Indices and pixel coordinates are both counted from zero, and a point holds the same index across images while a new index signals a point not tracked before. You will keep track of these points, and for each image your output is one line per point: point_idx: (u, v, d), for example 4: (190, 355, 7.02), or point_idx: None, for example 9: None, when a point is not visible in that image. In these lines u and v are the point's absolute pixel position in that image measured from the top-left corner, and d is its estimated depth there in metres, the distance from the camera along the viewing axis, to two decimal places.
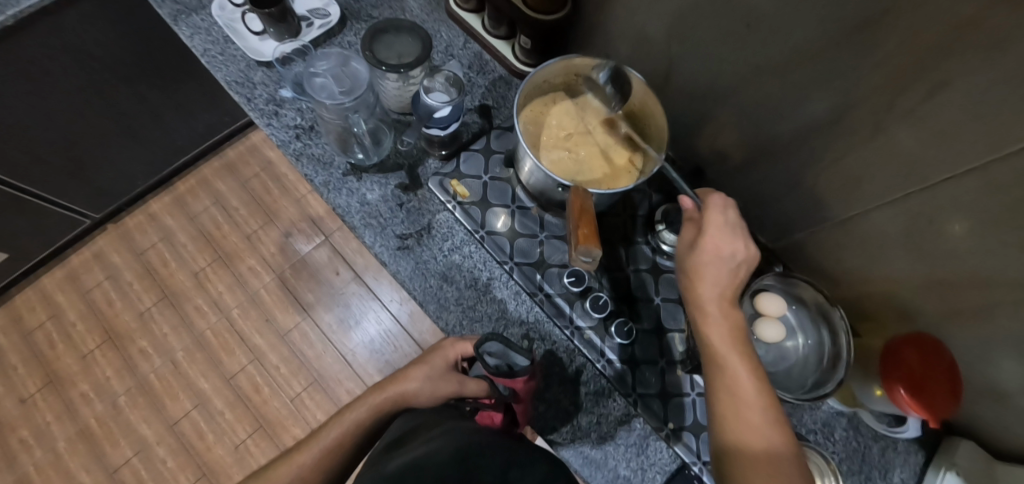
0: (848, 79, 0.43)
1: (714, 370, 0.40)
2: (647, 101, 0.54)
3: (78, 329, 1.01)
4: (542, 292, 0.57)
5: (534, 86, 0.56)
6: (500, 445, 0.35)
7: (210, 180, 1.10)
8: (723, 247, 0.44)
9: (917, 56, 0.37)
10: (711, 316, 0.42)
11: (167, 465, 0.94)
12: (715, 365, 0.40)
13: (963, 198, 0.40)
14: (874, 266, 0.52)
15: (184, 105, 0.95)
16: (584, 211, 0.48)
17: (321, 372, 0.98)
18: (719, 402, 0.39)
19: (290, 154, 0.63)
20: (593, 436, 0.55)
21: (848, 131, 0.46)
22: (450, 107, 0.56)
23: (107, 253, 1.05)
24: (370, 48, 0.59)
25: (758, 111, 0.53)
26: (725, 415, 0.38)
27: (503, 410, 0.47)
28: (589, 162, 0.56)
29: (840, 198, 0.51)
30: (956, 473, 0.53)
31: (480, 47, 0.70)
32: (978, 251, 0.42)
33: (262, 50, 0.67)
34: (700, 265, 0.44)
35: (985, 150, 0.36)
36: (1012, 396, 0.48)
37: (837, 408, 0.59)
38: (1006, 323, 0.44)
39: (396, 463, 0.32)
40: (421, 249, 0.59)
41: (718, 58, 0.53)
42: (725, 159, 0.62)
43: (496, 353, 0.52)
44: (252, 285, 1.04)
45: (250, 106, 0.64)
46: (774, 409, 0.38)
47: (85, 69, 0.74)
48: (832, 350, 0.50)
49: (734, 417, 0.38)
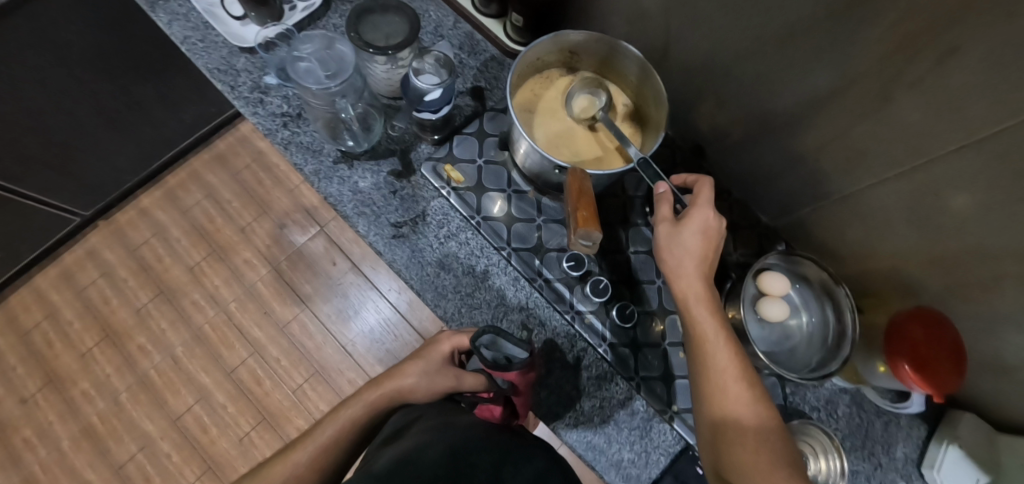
0: (854, 48, 0.41)
1: (699, 350, 0.40)
2: (646, 75, 0.53)
3: (75, 327, 1.00)
4: (542, 278, 0.56)
5: (526, 65, 0.54)
6: (491, 448, 0.39)
7: (200, 172, 1.08)
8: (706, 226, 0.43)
9: (926, 23, 0.35)
10: (694, 296, 0.42)
11: (172, 460, 0.94)
12: (700, 344, 0.40)
13: (968, 170, 0.39)
14: (878, 241, 0.51)
15: (169, 97, 0.93)
16: (582, 193, 0.46)
17: (321, 363, 0.98)
18: (705, 381, 0.38)
19: (279, 143, 0.61)
20: (596, 420, 0.54)
21: (851, 104, 0.44)
22: (441, 89, 0.54)
23: (100, 251, 1.04)
24: (355, 30, 0.57)
25: (759, 86, 0.51)
26: (711, 394, 0.38)
27: (503, 403, 0.49)
28: (586, 141, 0.55)
29: (844, 173, 0.50)
30: (959, 447, 0.53)
31: (470, 27, 0.67)
32: (983, 224, 0.41)
33: (244, 36, 0.65)
34: (682, 243, 0.43)
35: (992, 122, 0.35)
36: (1015, 370, 0.48)
37: (840, 386, 0.58)
38: (1011, 297, 0.43)
39: (392, 456, 0.35)
40: (416, 237, 0.58)
41: (717, 30, 0.51)
42: (725, 137, 0.61)
43: (490, 345, 0.51)
44: (248, 278, 1.03)
45: (234, 94, 0.62)
46: (757, 387, 0.38)
47: (64, 63, 0.72)
48: (836, 327, 0.50)
49: (720, 399, 0.37)
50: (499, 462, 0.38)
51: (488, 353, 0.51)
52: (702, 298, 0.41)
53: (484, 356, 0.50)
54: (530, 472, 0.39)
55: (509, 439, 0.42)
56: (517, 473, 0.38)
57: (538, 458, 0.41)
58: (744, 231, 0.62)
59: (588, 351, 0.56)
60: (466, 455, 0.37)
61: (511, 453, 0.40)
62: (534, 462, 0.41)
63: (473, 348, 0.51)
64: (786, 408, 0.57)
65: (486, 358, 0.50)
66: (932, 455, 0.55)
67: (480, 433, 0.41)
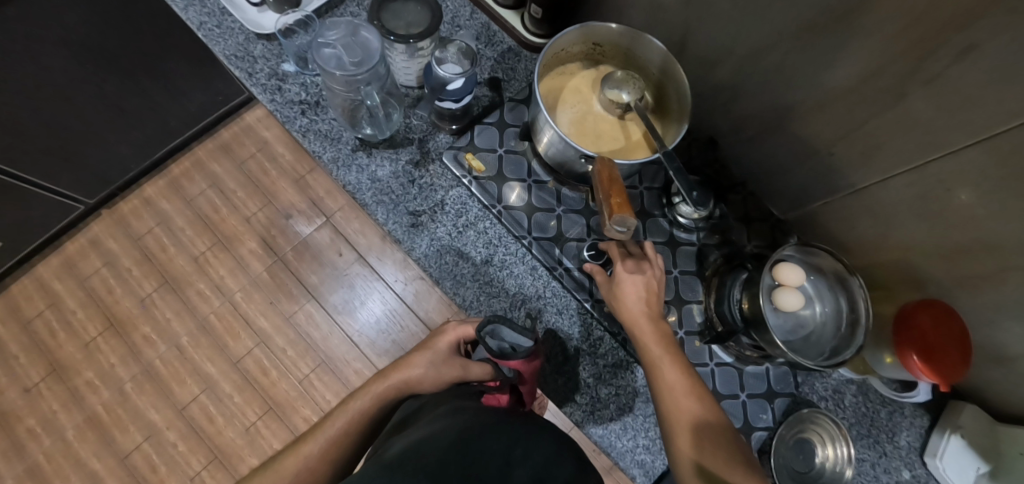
0: (875, 43, 0.42)
1: (654, 373, 0.47)
2: (668, 67, 0.54)
3: (79, 316, 0.99)
4: (561, 267, 0.57)
5: (551, 56, 0.55)
6: (503, 431, 0.38)
7: (204, 161, 1.07)
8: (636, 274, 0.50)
9: (942, 21, 0.36)
10: (642, 331, 0.49)
11: (178, 450, 0.94)
12: (655, 369, 0.47)
13: (976, 166, 0.41)
14: (888, 233, 0.53)
15: (175, 86, 0.91)
16: (613, 181, 0.48)
17: (328, 354, 0.97)
18: (664, 401, 0.46)
19: (296, 131, 0.61)
20: (612, 408, 0.55)
21: (868, 100, 0.45)
22: (463, 79, 0.56)
23: (103, 240, 1.02)
24: (378, 17, 0.57)
25: (775, 82, 0.53)
26: (671, 413, 0.45)
27: (509, 390, 0.48)
28: (609, 131, 0.56)
29: (857, 168, 0.51)
30: (961, 436, 0.55)
31: (487, 18, 0.68)
32: (987, 218, 0.42)
33: (262, 23, 0.65)
34: (622, 289, 0.50)
35: (1002, 119, 0.37)
36: (1016, 359, 0.50)
37: (847, 376, 0.59)
38: (1015, 289, 0.45)
39: (404, 444, 0.34)
40: (435, 226, 0.58)
41: (736, 27, 0.52)
42: (740, 131, 0.62)
43: (496, 334, 0.50)
44: (254, 268, 1.02)
45: (251, 81, 0.62)
46: (705, 400, 0.46)
47: (73, 49, 0.71)
48: (850, 315, 0.51)
49: (677, 410, 0.45)
50: (510, 447, 0.37)
51: (492, 342, 0.50)
52: (647, 333, 0.48)
53: (489, 346, 0.50)
54: (541, 455, 0.38)
55: (521, 424, 0.41)
56: (525, 457, 0.37)
57: (544, 441, 0.40)
58: (757, 223, 0.63)
59: (604, 339, 0.57)
60: (478, 440, 0.36)
61: (521, 437, 0.39)
62: (543, 445, 0.40)
63: (478, 338, 0.50)
64: (795, 397, 0.58)
65: (492, 348, 0.50)
66: (933, 444, 0.56)
67: (491, 418, 0.40)
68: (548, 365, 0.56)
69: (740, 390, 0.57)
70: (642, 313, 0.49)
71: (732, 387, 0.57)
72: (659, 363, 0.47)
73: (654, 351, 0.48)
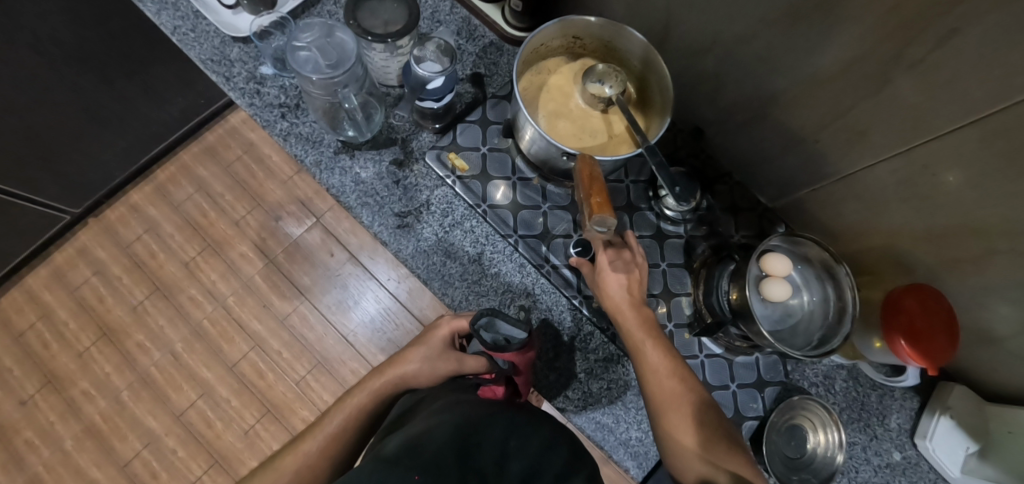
0: (859, 28, 0.41)
1: (644, 371, 0.47)
2: (651, 61, 0.54)
3: (71, 327, 0.99)
4: (548, 264, 0.57)
5: (532, 51, 0.54)
6: (500, 423, 0.38)
7: (190, 165, 1.06)
8: (622, 274, 0.49)
9: (927, 5, 0.36)
10: (632, 326, 0.48)
11: (178, 455, 0.95)
12: (645, 366, 0.47)
13: (962, 150, 0.40)
14: (876, 219, 0.52)
15: (156, 89, 0.90)
16: (594, 179, 0.47)
17: (324, 354, 0.97)
18: (654, 393, 0.46)
19: (277, 135, 0.60)
20: (604, 401, 0.55)
21: (853, 85, 0.45)
22: (443, 77, 0.55)
23: (92, 248, 1.02)
24: (354, 16, 0.56)
25: (759, 70, 0.52)
26: (661, 406, 0.46)
27: (504, 382, 0.48)
28: (591, 125, 0.55)
29: (841, 155, 0.51)
30: (950, 417, 0.55)
31: (468, 12, 0.66)
32: (974, 201, 0.42)
33: (238, 25, 0.63)
34: (608, 286, 0.49)
35: (988, 101, 0.36)
36: (1004, 340, 0.50)
37: (838, 361, 0.59)
38: (1001, 273, 0.45)
39: (403, 438, 0.34)
40: (421, 227, 0.58)
41: (718, 14, 0.50)
42: (726, 119, 0.61)
43: (489, 327, 0.50)
44: (245, 271, 1.02)
45: (229, 85, 0.62)
46: (695, 392, 0.46)
47: (48, 59, 0.69)
48: (838, 304, 0.51)
49: (671, 403, 0.45)
50: (505, 437, 0.37)
51: (487, 335, 0.50)
52: (637, 328, 0.48)
53: (484, 339, 0.49)
54: (537, 445, 0.38)
55: (517, 414, 0.41)
56: (521, 447, 0.37)
57: (540, 429, 0.40)
58: (745, 213, 0.63)
59: (594, 334, 0.57)
60: (475, 433, 0.36)
61: (517, 428, 0.39)
62: (538, 434, 0.40)
63: (472, 331, 0.50)
64: (786, 384, 0.58)
65: (486, 341, 0.50)
66: (923, 426, 0.57)
67: (489, 410, 0.40)
68: (540, 361, 0.56)
69: (729, 380, 0.57)
70: (631, 306, 0.49)
71: (723, 378, 0.57)
72: (646, 355, 0.47)
73: (646, 345, 0.47)
